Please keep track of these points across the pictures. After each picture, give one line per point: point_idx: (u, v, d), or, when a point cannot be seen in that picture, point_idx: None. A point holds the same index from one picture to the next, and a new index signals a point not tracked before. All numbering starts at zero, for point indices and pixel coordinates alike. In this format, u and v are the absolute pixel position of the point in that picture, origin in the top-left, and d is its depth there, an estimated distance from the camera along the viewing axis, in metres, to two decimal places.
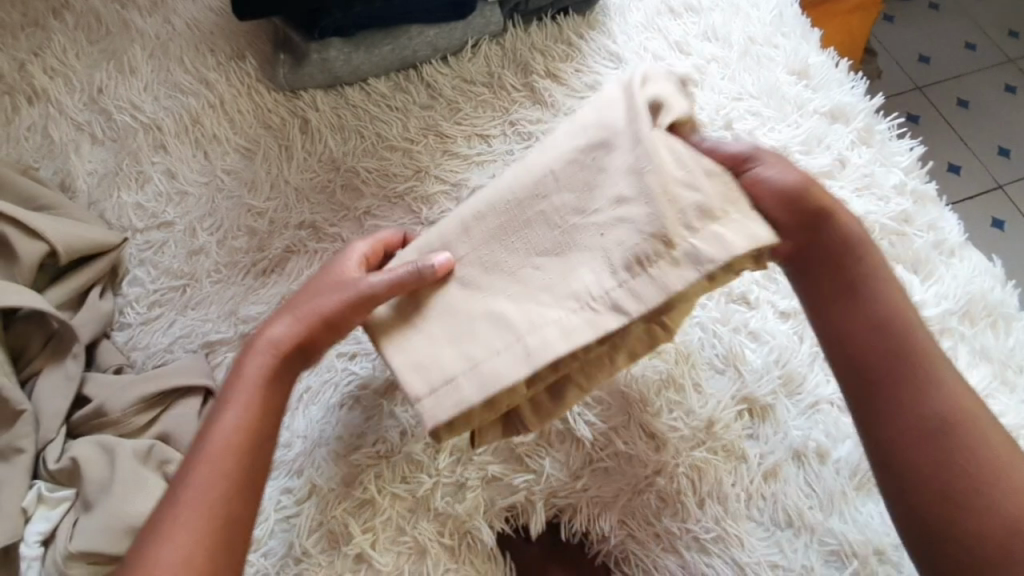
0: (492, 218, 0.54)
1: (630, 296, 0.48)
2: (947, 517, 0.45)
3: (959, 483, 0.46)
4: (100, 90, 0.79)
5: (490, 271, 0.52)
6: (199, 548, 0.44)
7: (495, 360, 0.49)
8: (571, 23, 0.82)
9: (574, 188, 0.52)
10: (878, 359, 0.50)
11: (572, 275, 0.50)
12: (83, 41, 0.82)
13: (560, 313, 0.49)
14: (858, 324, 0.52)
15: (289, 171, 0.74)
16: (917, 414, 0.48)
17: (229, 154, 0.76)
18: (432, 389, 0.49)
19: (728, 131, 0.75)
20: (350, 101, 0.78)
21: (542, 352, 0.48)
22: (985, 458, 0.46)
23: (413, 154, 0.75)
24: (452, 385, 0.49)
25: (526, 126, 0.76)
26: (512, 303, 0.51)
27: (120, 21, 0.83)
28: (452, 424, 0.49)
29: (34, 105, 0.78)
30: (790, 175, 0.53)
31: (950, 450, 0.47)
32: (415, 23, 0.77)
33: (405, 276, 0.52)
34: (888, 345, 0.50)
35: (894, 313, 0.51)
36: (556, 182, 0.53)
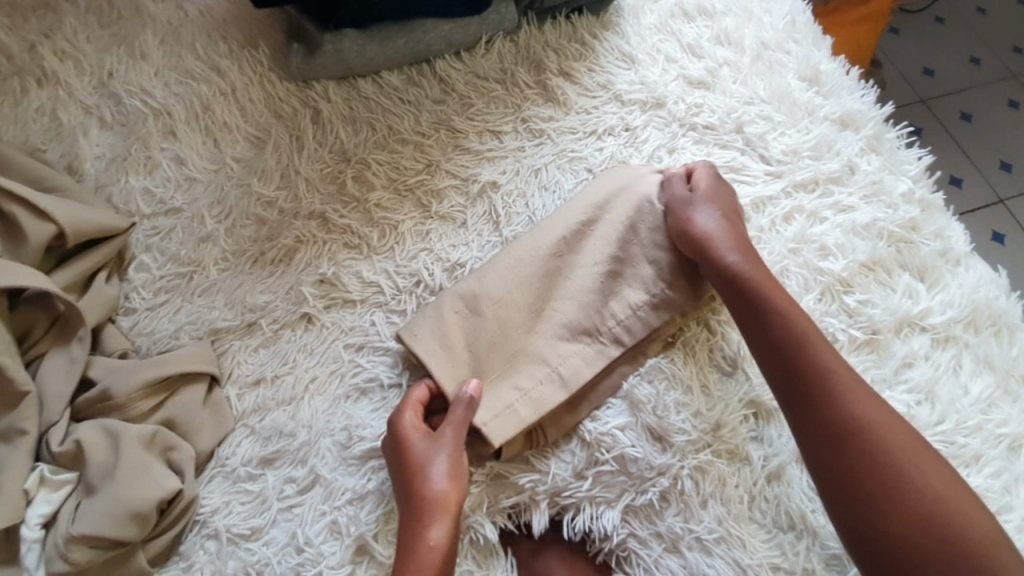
0: (523, 268, 0.64)
1: (624, 327, 0.62)
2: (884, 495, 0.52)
3: (878, 464, 0.53)
4: (111, 75, 0.79)
5: (522, 310, 0.63)
6: None
7: (531, 384, 0.60)
8: (584, 22, 0.82)
9: (584, 249, 0.65)
10: (794, 363, 0.57)
11: (585, 312, 0.63)
12: (95, 25, 0.81)
13: (577, 343, 0.62)
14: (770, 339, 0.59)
15: (300, 161, 0.74)
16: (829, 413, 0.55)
17: (239, 143, 0.76)
18: (493, 411, 0.59)
19: (739, 135, 0.75)
20: (362, 93, 0.78)
21: (565, 373, 0.61)
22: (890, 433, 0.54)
23: (424, 147, 0.75)
24: (505, 406, 0.59)
25: (538, 123, 0.76)
26: (543, 335, 0.63)
27: (133, 6, 0.83)
28: (509, 439, 0.59)
29: (43, 87, 0.78)
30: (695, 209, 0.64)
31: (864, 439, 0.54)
32: (432, 17, 0.77)
33: (462, 414, 0.58)
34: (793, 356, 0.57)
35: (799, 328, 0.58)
36: (570, 245, 0.66)
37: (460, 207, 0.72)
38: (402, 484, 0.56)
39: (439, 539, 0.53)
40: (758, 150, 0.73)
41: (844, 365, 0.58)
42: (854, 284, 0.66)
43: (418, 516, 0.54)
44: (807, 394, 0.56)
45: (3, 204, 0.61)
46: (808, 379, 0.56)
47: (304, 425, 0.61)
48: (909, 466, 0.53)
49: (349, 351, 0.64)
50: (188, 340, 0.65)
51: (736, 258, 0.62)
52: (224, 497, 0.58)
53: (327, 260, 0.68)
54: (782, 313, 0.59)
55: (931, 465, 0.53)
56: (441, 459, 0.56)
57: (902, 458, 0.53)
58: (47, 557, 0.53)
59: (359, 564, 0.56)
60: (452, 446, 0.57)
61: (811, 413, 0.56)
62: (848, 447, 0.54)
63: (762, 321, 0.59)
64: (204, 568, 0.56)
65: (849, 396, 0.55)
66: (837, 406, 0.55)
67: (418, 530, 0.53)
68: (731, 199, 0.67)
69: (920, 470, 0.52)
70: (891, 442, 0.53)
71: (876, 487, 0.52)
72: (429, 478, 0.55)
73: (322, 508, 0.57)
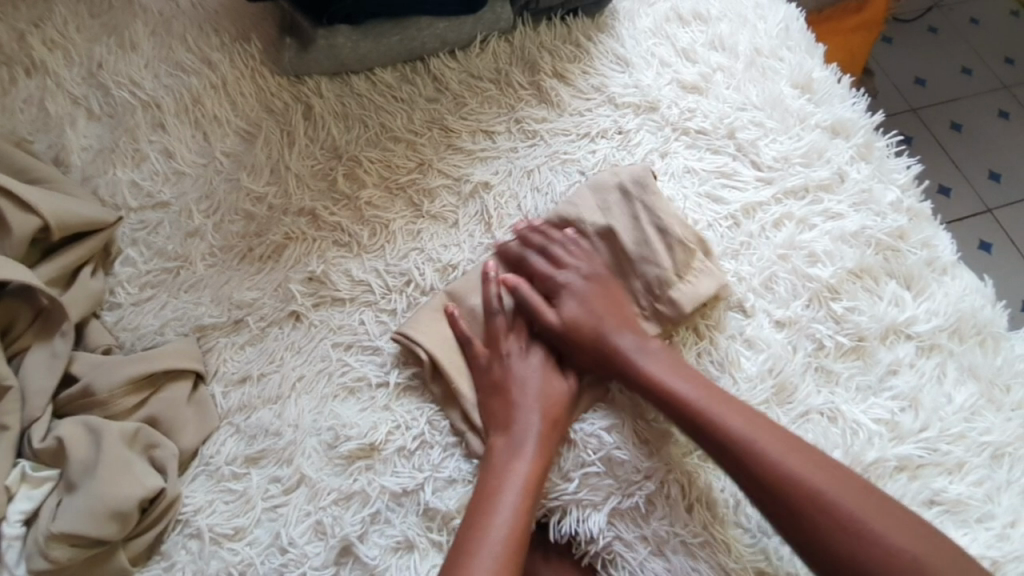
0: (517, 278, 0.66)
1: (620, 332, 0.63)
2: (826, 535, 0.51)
3: (817, 505, 0.52)
4: (100, 65, 0.78)
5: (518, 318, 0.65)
6: (511, 550, 0.53)
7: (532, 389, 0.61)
8: (580, 24, 0.82)
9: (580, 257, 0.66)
10: (709, 421, 0.57)
11: None
12: (84, 14, 0.80)
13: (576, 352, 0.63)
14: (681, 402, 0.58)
15: (290, 157, 0.73)
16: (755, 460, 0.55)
17: (230, 137, 0.75)
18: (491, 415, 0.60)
19: (731, 141, 0.75)
20: (354, 90, 0.77)
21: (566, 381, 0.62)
22: (819, 475, 0.54)
23: (417, 146, 0.75)
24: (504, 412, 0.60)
25: (531, 124, 0.76)
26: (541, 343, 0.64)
27: None
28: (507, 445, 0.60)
29: (29, 76, 0.77)
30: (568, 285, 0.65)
31: (795, 483, 0.53)
32: (427, 15, 0.77)
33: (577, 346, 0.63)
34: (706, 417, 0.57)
35: (702, 390, 0.58)
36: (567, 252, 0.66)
37: (452, 206, 0.72)
38: (499, 408, 0.60)
39: (531, 463, 0.57)
40: (749, 156, 0.74)
41: (759, 415, 0.57)
42: (841, 291, 0.66)
43: (519, 410, 0.59)
44: (732, 446, 0.56)
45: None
46: (726, 434, 0.56)
47: (291, 424, 0.60)
48: (847, 503, 0.52)
49: (337, 350, 0.64)
50: (173, 336, 0.65)
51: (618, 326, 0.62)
52: (207, 496, 0.57)
53: (316, 257, 0.68)
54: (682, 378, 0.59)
55: (868, 499, 0.53)
56: (540, 392, 0.60)
57: (836, 500, 0.52)
58: (27, 554, 0.52)
59: (343, 565, 0.56)
60: (553, 378, 0.61)
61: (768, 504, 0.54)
62: (805, 538, 0.52)
63: (685, 415, 0.58)
64: (185, 567, 0.55)
65: (772, 446, 0.55)
66: (764, 462, 0.54)
67: (515, 454, 0.57)
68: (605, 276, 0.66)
69: (859, 507, 0.52)
70: (819, 485, 0.53)
71: (818, 527, 0.52)
72: (530, 406, 0.59)
73: (307, 507, 0.57)
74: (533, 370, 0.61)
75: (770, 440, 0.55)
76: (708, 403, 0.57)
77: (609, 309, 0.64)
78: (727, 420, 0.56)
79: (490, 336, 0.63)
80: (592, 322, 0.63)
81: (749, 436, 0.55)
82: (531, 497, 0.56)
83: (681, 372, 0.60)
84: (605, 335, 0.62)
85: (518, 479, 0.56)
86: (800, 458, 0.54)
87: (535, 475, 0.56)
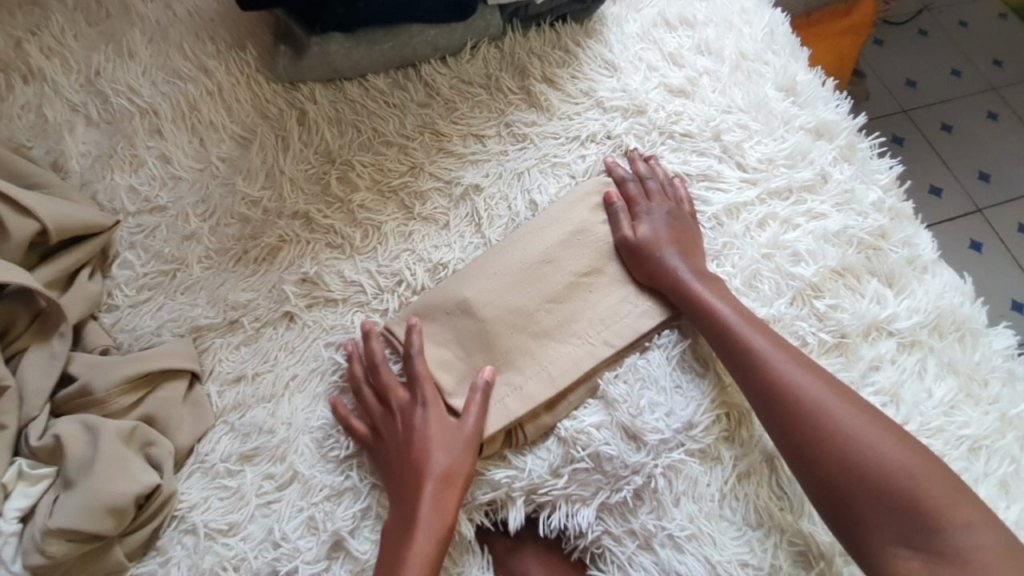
0: (511, 273, 0.66)
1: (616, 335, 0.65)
2: (826, 464, 0.55)
3: (823, 434, 0.56)
4: (98, 73, 0.80)
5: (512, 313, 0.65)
6: None
7: (528, 385, 0.62)
8: (569, 30, 0.84)
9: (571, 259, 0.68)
10: (739, 347, 0.61)
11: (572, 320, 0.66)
12: (81, 22, 0.83)
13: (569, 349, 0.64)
14: (717, 327, 0.62)
15: (285, 162, 0.75)
16: (772, 386, 0.59)
17: (225, 142, 0.76)
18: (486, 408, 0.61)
19: (716, 143, 0.77)
20: (347, 96, 0.79)
21: (562, 377, 0.63)
22: (832, 407, 0.57)
23: (409, 150, 0.76)
24: (500, 405, 0.61)
25: (521, 128, 0.78)
26: (534, 340, 0.65)
27: (121, 5, 0.84)
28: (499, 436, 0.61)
29: (29, 84, 0.79)
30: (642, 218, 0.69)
31: (805, 413, 0.57)
32: (419, 24, 0.78)
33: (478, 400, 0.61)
34: (737, 342, 0.61)
35: (738, 321, 0.62)
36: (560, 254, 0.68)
37: (443, 209, 0.73)
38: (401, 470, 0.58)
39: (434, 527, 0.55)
40: (734, 158, 0.75)
41: (789, 347, 0.61)
42: (824, 290, 0.68)
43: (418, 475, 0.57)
44: (755, 372, 0.60)
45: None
46: (752, 359, 0.60)
47: (284, 421, 0.61)
48: (853, 436, 0.55)
49: (330, 349, 0.65)
50: (168, 336, 0.66)
51: (671, 257, 0.67)
52: (202, 493, 0.59)
53: (309, 259, 0.69)
54: (723, 309, 0.63)
55: (876, 434, 0.55)
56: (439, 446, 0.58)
57: (843, 434, 0.55)
58: (23, 550, 0.53)
59: (334, 560, 0.57)
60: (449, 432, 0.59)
61: (777, 418, 0.58)
62: (805, 450, 0.56)
63: (716, 332, 0.62)
64: (181, 563, 0.56)
65: (792, 374, 0.59)
66: (782, 386, 0.59)
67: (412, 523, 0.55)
68: (687, 229, 0.70)
69: (864, 442, 0.55)
70: (828, 418, 0.56)
71: (820, 455, 0.56)
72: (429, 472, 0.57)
73: (300, 503, 0.58)
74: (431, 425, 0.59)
75: (798, 365, 0.60)
76: (743, 324, 0.62)
77: (674, 240, 0.68)
78: (757, 338, 0.61)
79: (391, 387, 0.62)
80: (648, 254, 0.67)
81: (777, 362, 0.60)
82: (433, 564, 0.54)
83: (726, 299, 0.64)
84: (662, 257, 0.67)
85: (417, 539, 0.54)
86: (815, 391, 0.58)
87: (435, 539, 0.55)
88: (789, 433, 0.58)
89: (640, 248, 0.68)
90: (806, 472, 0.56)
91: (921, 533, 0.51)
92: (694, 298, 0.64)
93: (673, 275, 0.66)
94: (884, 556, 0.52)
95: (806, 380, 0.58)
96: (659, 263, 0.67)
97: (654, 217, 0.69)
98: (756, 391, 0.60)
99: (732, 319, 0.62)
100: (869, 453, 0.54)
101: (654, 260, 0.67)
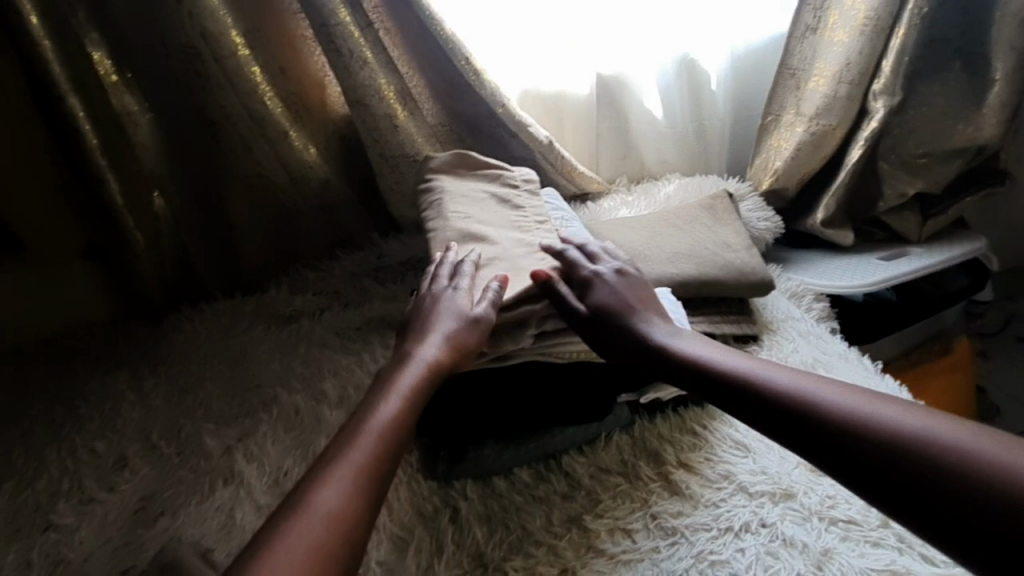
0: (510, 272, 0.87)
1: None
2: (863, 451, 0.60)
3: (870, 451, 0.59)
4: (284, 474, 1.00)
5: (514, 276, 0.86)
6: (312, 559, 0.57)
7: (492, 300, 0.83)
8: (692, 413, 0.92)
9: None
10: (796, 409, 0.65)
11: None
12: (281, 431, 1.07)
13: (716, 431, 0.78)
14: (776, 387, 0.68)
15: (440, 567, 0.77)
16: (820, 412, 0.64)
17: (383, 544, 0.79)
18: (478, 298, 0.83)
19: (888, 529, 0.75)
20: (496, 490, 0.85)
21: None
22: (872, 440, 0.60)
23: (558, 549, 0.77)
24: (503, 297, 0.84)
25: (667, 519, 0.78)
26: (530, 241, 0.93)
27: (314, 417, 1.09)
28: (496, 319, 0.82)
29: (227, 485, 0.99)
30: (740, 365, 0.73)
31: (855, 436, 0.61)
32: (561, 423, 0.88)
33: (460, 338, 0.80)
34: (793, 410, 0.66)
35: (791, 389, 0.67)
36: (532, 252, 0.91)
37: None
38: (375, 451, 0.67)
39: (346, 478, 0.64)
40: (918, 549, 0.72)
41: (828, 389, 0.66)
42: None
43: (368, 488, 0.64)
44: (797, 408, 0.65)
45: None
46: (782, 394, 0.67)
47: None
48: (869, 429, 0.60)
49: None
50: None
51: (784, 380, 0.68)
52: None
53: None
54: (783, 392, 0.68)
55: (884, 425, 0.60)
56: (293, 564, 0.56)
57: (869, 436, 0.60)
58: None
59: None
60: (358, 501, 0.63)
61: (728, 396, 0.72)
62: (799, 409, 0.65)
63: (777, 393, 0.68)
64: None
65: (818, 403, 0.65)
66: (800, 389, 0.67)
67: (353, 485, 0.64)
68: (768, 366, 0.72)
69: (877, 429, 0.60)
70: (859, 428, 0.61)
71: (861, 439, 0.60)
72: (339, 484, 0.63)
73: None
74: (326, 459, 0.66)
75: (834, 392, 0.65)
76: (809, 391, 0.66)
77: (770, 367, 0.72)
78: (801, 384, 0.67)
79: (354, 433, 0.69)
80: (757, 379, 0.70)
81: (805, 401, 0.65)
82: (353, 493, 0.63)
83: (796, 376, 0.69)
84: (770, 382, 0.69)
85: (359, 455, 0.66)
86: (850, 419, 0.62)
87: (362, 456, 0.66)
88: (784, 418, 0.66)
89: (770, 383, 0.69)
90: (859, 464, 0.59)
91: (915, 467, 0.57)
92: (782, 391, 0.68)
93: (786, 403, 0.66)
94: (904, 496, 0.56)
95: (840, 416, 0.62)
96: (787, 394, 0.67)
97: (750, 360, 0.74)
98: (726, 402, 0.72)
99: (788, 394, 0.67)
100: (874, 415, 0.61)
101: (763, 386, 0.69)
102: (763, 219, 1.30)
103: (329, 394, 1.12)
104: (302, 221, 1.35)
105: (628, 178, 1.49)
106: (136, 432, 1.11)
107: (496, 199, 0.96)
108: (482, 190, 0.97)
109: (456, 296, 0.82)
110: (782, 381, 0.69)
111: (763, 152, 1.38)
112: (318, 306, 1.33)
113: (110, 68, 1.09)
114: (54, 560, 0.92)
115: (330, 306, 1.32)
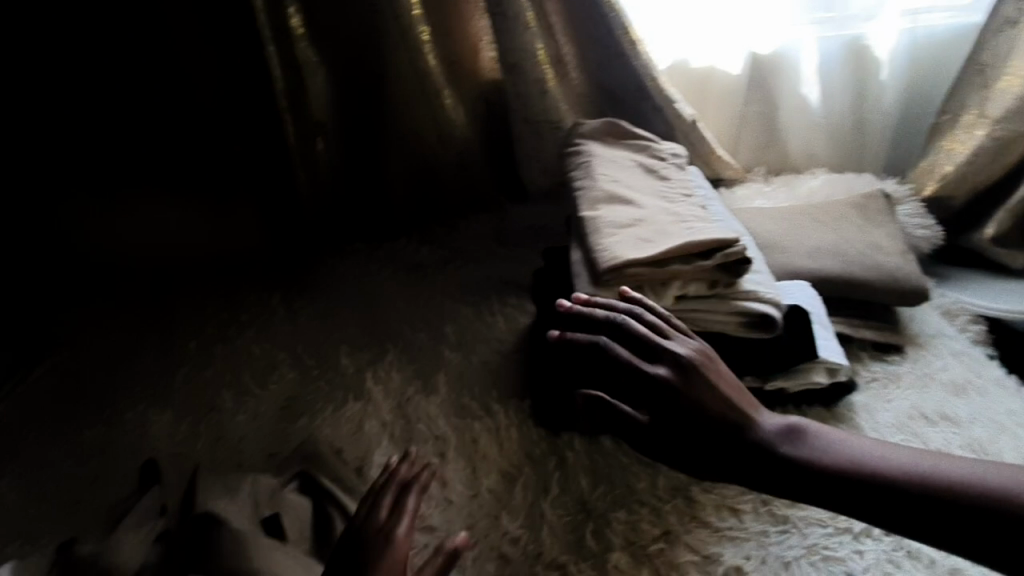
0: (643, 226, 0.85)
1: None
2: (987, 522, 0.61)
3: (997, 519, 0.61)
4: (406, 399, 1.09)
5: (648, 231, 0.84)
6: None
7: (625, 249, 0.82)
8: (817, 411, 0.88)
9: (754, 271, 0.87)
10: (905, 490, 0.65)
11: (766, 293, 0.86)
12: (405, 362, 1.17)
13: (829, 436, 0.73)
14: (875, 469, 0.66)
15: (546, 505, 0.83)
16: (928, 484, 0.64)
17: (492, 475, 0.88)
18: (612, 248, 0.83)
19: None
20: (602, 448, 0.88)
21: None
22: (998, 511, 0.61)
23: (662, 512, 0.79)
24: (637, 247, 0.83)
25: (779, 508, 0.78)
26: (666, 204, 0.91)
27: (435, 355, 1.18)
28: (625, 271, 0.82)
29: (357, 400, 1.11)
30: (825, 453, 0.68)
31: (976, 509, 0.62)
32: None
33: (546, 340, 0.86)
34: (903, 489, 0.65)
35: (892, 465, 0.66)
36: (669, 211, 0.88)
37: None
38: None
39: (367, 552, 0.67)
40: None
41: (926, 464, 0.66)
42: None
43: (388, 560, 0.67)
44: (906, 484, 0.65)
45: (286, 513, 0.82)
46: (885, 472, 0.66)
47: None
48: (990, 501, 0.62)
49: None
50: None
51: (875, 455, 0.67)
52: None
53: None
54: (885, 479, 0.65)
55: (1002, 493, 0.62)
56: None
57: (991, 506, 0.62)
58: None
59: None
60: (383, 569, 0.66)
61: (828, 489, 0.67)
62: (910, 484, 0.65)
63: (882, 478, 0.65)
64: None
65: (926, 483, 0.64)
66: (897, 463, 0.66)
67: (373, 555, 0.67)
68: (853, 453, 0.68)
69: (998, 501, 0.62)
70: (978, 496, 0.62)
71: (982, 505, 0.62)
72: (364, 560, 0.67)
73: None
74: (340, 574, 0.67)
75: (933, 466, 0.65)
76: (911, 473, 0.65)
77: (852, 449, 0.68)
78: (899, 465, 0.66)
79: None
80: (849, 462, 0.67)
81: (909, 474, 0.65)
82: None
83: (887, 456, 0.67)
84: (868, 469, 0.66)
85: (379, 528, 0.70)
86: (968, 492, 0.63)
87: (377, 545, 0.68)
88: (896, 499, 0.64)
89: (868, 472, 0.66)
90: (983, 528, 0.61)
91: None
92: (882, 473, 0.66)
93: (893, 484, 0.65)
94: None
95: (953, 489, 0.63)
96: (888, 471, 0.66)
97: (828, 445, 0.69)
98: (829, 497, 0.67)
99: (891, 472, 0.66)
100: (985, 483, 0.63)
101: (862, 473, 0.66)
102: (920, 226, 1.20)
103: (450, 337, 1.21)
104: (442, 176, 1.43)
105: (768, 167, 1.42)
106: (284, 345, 1.26)
107: (637, 168, 0.96)
108: (628, 157, 0.99)
109: (585, 275, 0.86)
110: (876, 464, 0.67)
111: (931, 154, 1.25)
112: (444, 258, 1.41)
113: (299, 22, 1.23)
114: (217, 435, 1.09)
115: (455, 259, 1.41)
